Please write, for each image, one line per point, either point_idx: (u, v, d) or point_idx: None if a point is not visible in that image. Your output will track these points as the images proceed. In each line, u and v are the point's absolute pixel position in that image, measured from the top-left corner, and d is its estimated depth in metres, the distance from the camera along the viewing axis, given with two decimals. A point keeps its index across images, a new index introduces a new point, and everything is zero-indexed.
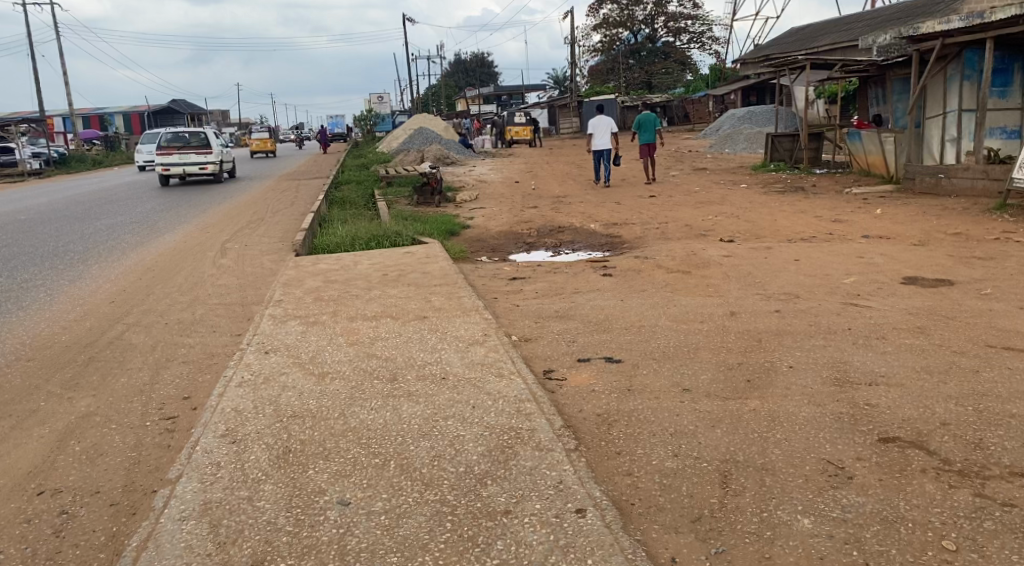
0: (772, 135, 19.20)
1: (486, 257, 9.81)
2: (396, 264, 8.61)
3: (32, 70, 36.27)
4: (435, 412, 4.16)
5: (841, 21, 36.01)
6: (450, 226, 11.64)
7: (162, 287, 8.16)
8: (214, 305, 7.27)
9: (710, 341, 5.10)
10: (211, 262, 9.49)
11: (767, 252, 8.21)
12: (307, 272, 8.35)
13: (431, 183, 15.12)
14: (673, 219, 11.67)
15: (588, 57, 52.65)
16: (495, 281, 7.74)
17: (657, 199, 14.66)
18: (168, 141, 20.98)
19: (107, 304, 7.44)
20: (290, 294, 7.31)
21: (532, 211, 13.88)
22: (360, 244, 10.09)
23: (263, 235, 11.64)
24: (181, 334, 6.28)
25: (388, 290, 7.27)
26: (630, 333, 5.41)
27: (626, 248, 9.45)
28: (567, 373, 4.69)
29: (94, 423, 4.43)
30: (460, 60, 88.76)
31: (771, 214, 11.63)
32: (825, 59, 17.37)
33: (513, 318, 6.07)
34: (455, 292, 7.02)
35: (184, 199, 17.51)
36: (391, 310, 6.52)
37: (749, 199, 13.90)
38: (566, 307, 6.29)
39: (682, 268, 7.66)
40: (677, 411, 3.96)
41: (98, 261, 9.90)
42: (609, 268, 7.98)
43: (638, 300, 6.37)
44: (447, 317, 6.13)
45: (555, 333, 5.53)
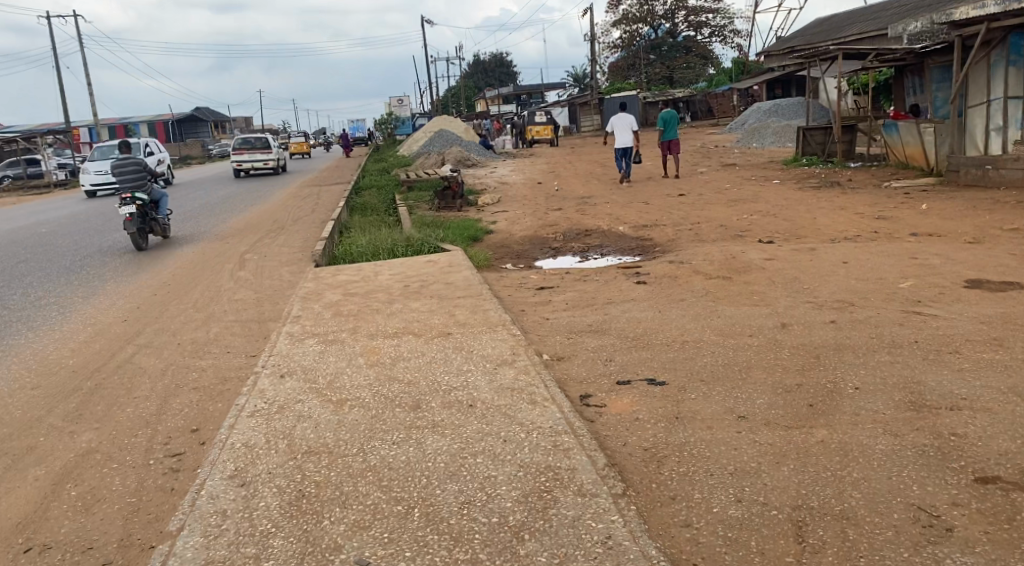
0: (803, 128, 18.61)
1: (511, 263, 9.40)
2: (420, 274, 8.24)
3: (57, 82, 36.77)
4: (463, 447, 3.74)
5: (868, 10, 35.14)
6: (474, 231, 11.25)
7: (177, 302, 7.85)
8: (230, 322, 6.92)
9: (762, 358, 4.65)
10: (228, 275, 9.17)
11: (812, 255, 7.73)
12: (326, 284, 8.00)
13: (453, 187, 14.79)
14: (706, 219, 11.20)
15: (608, 54, 52.10)
16: (522, 291, 7.35)
17: (686, 197, 14.18)
18: (238, 144, 26.61)
19: (120, 323, 7.15)
20: (309, 309, 6.95)
21: (557, 213, 13.46)
22: (381, 252, 9.76)
23: (282, 245, 11.33)
24: (193, 355, 5.93)
25: (410, 304, 6.89)
26: (672, 349, 4.98)
27: (658, 252, 9.01)
28: (606, 398, 4.26)
29: (93, 462, 4.09)
30: (479, 61, 88.53)
31: (809, 212, 11.11)
32: (858, 49, 16.79)
33: (544, 334, 5.67)
34: (481, 304, 6.64)
35: (206, 207, 17.37)
36: (414, 326, 6.13)
37: (783, 196, 13.37)
38: (599, 320, 5.88)
39: (720, 274, 7.20)
40: (735, 444, 3.54)
41: (113, 275, 9.63)
42: (643, 275, 7.54)
43: (677, 311, 5.93)
44: (474, 333, 5.75)
45: (590, 351, 5.11)
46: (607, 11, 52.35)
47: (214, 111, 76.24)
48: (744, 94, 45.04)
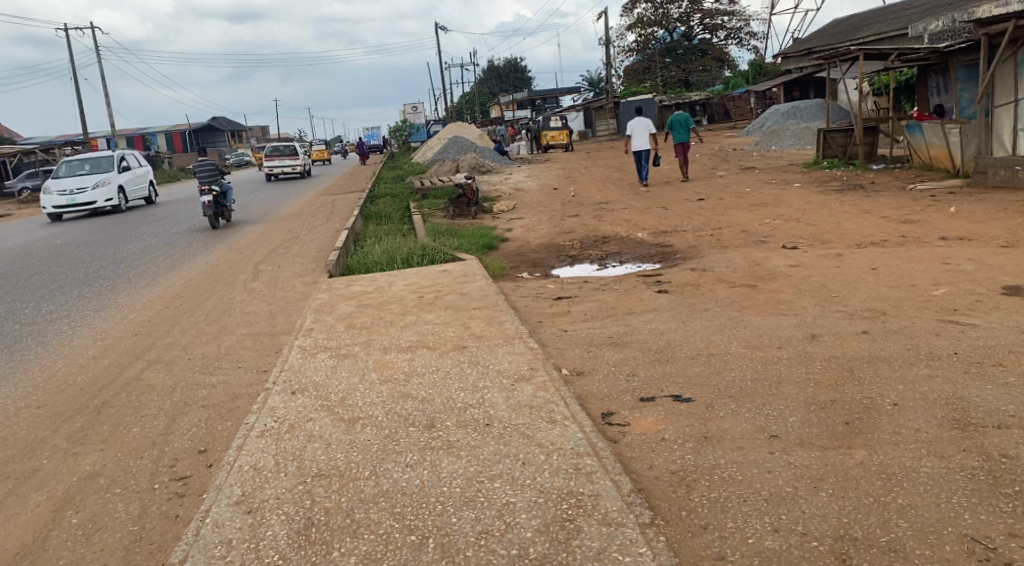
0: (823, 129, 18.33)
1: (527, 272, 9.23)
2: (435, 283, 8.08)
3: (76, 93, 37.10)
4: (479, 470, 3.56)
5: (887, 10, 34.74)
6: (489, 240, 11.08)
7: (189, 315, 7.73)
8: (241, 336, 6.78)
9: (793, 373, 4.45)
10: (241, 287, 9.06)
11: (838, 261, 7.50)
12: (340, 295, 7.86)
13: (468, 194, 14.61)
14: (726, 224, 10.97)
15: (622, 57, 51.85)
16: (540, 301, 7.17)
17: (705, 202, 13.95)
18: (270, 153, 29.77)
19: (131, 336, 7.04)
20: (322, 321, 6.80)
21: (574, 219, 13.29)
22: (396, 261, 9.62)
23: (296, 255, 11.22)
24: (203, 371, 5.79)
25: (424, 315, 6.72)
26: (698, 364, 4.77)
27: (678, 259, 8.80)
28: (629, 417, 4.06)
29: (97, 487, 3.96)
30: (494, 67, 88.51)
31: (832, 216, 10.86)
32: (878, 49, 16.52)
33: (562, 347, 5.48)
34: (497, 315, 6.46)
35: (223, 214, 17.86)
36: (428, 339, 5.96)
37: (804, 199, 13.11)
38: (620, 332, 5.69)
39: (744, 282, 6.99)
40: (768, 467, 3.34)
41: (126, 288, 9.55)
42: (664, 283, 7.35)
43: (701, 323, 5.72)
44: (490, 346, 5.58)
45: (611, 365, 4.91)
46: (622, 15, 52.17)
47: (230, 121, 76.68)
48: (761, 97, 44.63)
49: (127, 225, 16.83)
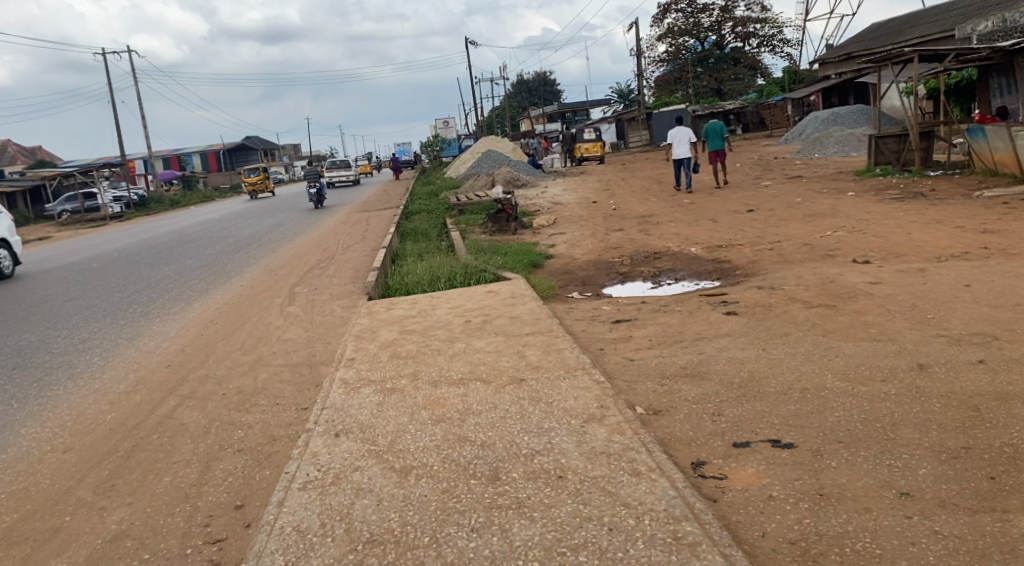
0: (875, 135, 17.62)
1: (578, 291, 8.71)
2: (482, 306, 7.60)
3: (113, 115, 37.36)
4: (558, 539, 3.06)
5: (930, 12, 33.67)
6: (533, 257, 10.56)
7: (225, 344, 7.32)
8: (279, 367, 6.33)
9: (909, 413, 3.88)
10: (278, 312, 8.64)
11: (923, 278, 6.90)
12: (382, 320, 7.40)
13: (507, 209, 14.11)
14: (785, 237, 10.36)
15: (653, 68, 51.11)
16: (596, 324, 6.63)
17: (756, 213, 13.32)
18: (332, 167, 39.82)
19: (164, 368, 6.63)
20: (364, 350, 6.34)
21: (618, 234, 12.74)
22: (439, 282, 9.14)
23: (333, 276, 10.78)
24: (239, 409, 5.33)
25: (474, 343, 6.22)
26: (792, 401, 4.21)
27: (739, 276, 8.23)
28: (724, 467, 3.54)
29: (123, 552, 3.52)
30: (522, 80, 88.29)
31: (899, 227, 10.20)
32: (935, 51, 15.79)
33: (631, 379, 4.93)
34: (553, 342, 5.94)
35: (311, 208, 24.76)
36: (481, 371, 5.46)
37: (863, 209, 12.44)
38: (695, 362, 5.14)
39: (821, 302, 6.41)
40: (910, 538, 2.86)
41: (159, 313, 9.17)
42: (731, 303, 6.79)
43: (785, 350, 5.15)
44: (550, 378, 5.07)
45: (692, 402, 4.37)
46: (652, 25, 51.48)
47: (264, 139, 77.17)
48: (798, 104, 43.67)
49: (162, 246, 16.58)
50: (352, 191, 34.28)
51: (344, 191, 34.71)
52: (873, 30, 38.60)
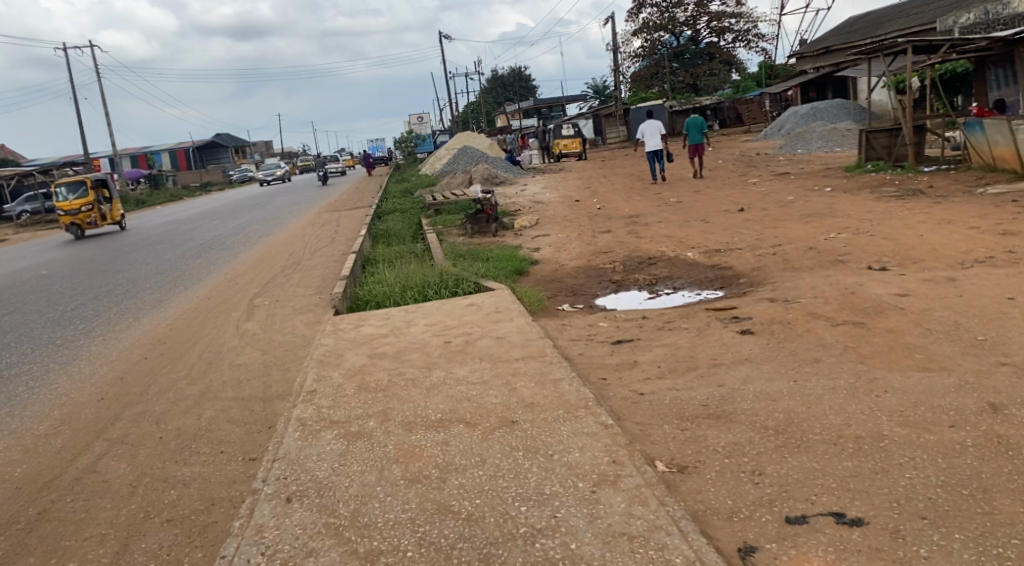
0: (866, 129, 17.03)
1: (568, 303, 7.93)
2: (462, 323, 6.77)
3: (76, 112, 36.00)
4: None
5: (910, 5, 33.18)
6: (517, 263, 9.75)
7: (169, 370, 6.45)
8: (228, 402, 5.48)
9: (1000, 476, 3.14)
10: (234, 329, 7.78)
11: (956, 288, 6.19)
12: (351, 340, 6.56)
13: (486, 210, 13.31)
14: (786, 239, 9.66)
15: (628, 63, 50.37)
16: (594, 346, 5.85)
17: (749, 213, 12.64)
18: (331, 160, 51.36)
19: (96, 402, 5.77)
20: (328, 380, 5.49)
21: (604, 236, 11.97)
22: (413, 292, 8.34)
23: (299, 286, 9.91)
24: (175, 459, 4.50)
25: (455, 372, 5.41)
26: (846, 456, 3.44)
27: (746, 285, 7.49)
28: (783, 559, 2.79)
29: None
30: (496, 77, 87.28)
31: (907, 228, 9.51)
32: (928, 41, 15.19)
33: (644, 422, 4.14)
34: (546, 371, 5.14)
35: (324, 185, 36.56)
36: (463, 408, 4.67)
37: (863, 208, 11.78)
38: (716, 397, 4.35)
39: (846, 318, 5.66)
40: None
41: (98, 332, 8.19)
42: (745, 319, 6.03)
43: (821, 382, 4.40)
44: (547, 420, 4.27)
45: (724, 455, 3.61)
46: (627, 20, 50.77)
47: (234, 137, 75.62)
48: (776, 99, 43.21)
49: (117, 251, 15.49)
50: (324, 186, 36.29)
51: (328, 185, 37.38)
52: (849, 24, 38.26)
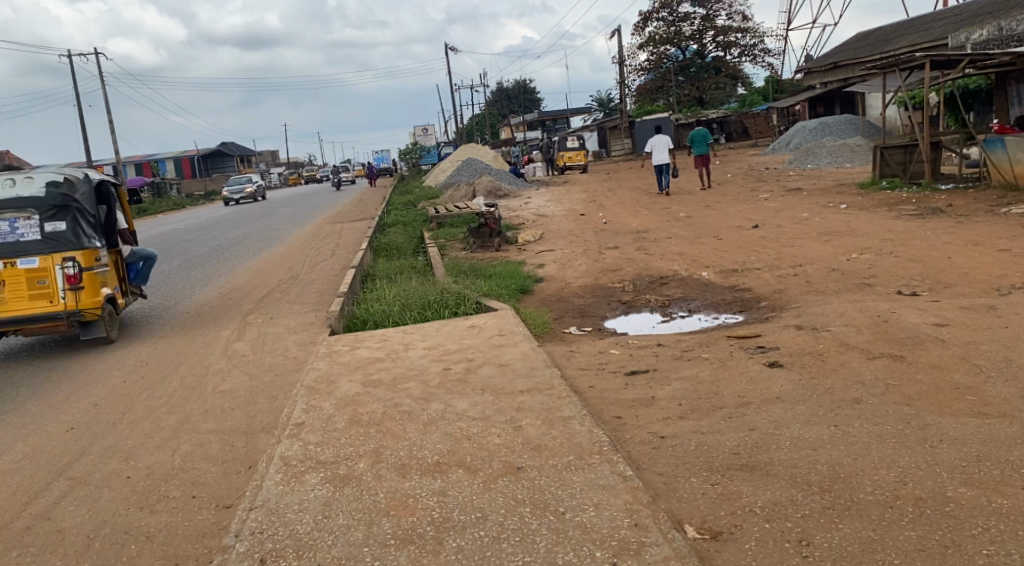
0: (880, 145, 16.57)
1: (576, 326, 7.45)
2: (462, 348, 6.29)
3: (79, 119, 35.61)
4: None
5: (920, 21, 32.80)
6: (522, 280, 9.29)
7: (149, 396, 6.00)
8: (208, 435, 5.02)
9: None
10: (221, 350, 7.31)
11: (999, 317, 5.72)
12: (344, 364, 6.08)
13: (490, 224, 12.85)
14: (804, 259, 9.20)
15: (633, 76, 50.01)
16: (606, 377, 5.38)
17: (762, 230, 12.19)
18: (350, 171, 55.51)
19: (65, 432, 5.31)
20: (317, 411, 5.02)
21: (612, 252, 11.51)
22: (411, 312, 7.87)
23: (294, 303, 9.45)
24: (140, 507, 4.06)
25: (456, 405, 4.93)
26: (908, 523, 2.98)
27: (767, 310, 7.03)
28: None
29: None
30: (501, 89, 87.05)
31: (932, 249, 9.02)
32: (946, 56, 14.74)
33: (668, 473, 3.67)
34: (555, 407, 4.66)
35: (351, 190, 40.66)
36: (464, 449, 4.19)
37: (882, 226, 11.32)
38: (747, 444, 3.88)
39: (883, 351, 5.18)
40: None
41: (77, 351, 7.71)
42: (770, 349, 5.56)
43: (865, 426, 3.92)
44: (558, 467, 3.80)
45: (763, 518, 3.16)
46: (633, 34, 50.50)
47: (239, 145, 75.34)
48: (783, 113, 42.87)
49: None
50: (328, 196, 35.87)
51: (332, 196, 37.04)
52: (858, 40, 37.80)
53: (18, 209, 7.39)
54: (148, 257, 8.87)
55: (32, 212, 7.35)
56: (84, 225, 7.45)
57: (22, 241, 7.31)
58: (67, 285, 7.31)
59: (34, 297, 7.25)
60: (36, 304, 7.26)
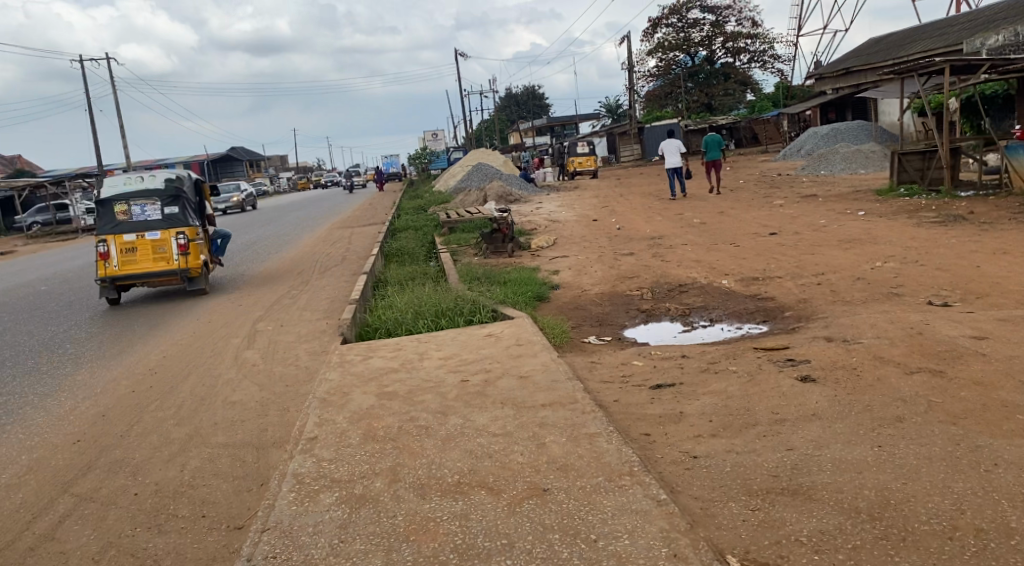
0: (898, 151, 16.30)
1: (595, 336, 7.23)
2: (480, 359, 6.08)
3: (90, 125, 35.64)
4: None
5: (933, 26, 32.49)
6: (537, 288, 9.08)
7: (157, 407, 5.83)
8: (218, 448, 4.84)
9: None
10: (231, 359, 7.13)
11: None
12: (358, 375, 5.88)
13: (502, 230, 12.65)
14: (827, 267, 8.96)
15: (643, 82, 49.74)
16: (631, 390, 5.17)
17: (779, 238, 11.95)
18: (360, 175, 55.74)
19: (70, 445, 5.13)
20: (331, 424, 4.83)
21: (628, 259, 11.29)
22: (426, 320, 7.67)
23: (305, 310, 9.27)
24: (146, 528, 3.88)
25: (475, 419, 4.73)
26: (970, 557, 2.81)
27: (793, 320, 6.80)
28: None
29: None
30: (510, 94, 86.90)
31: (959, 258, 8.76)
32: (966, 61, 14.48)
33: (705, 496, 3.47)
34: (579, 423, 4.45)
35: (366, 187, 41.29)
36: (485, 468, 3.99)
37: (905, 234, 11.05)
38: (786, 466, 3.67)
39: (922, 365, 4.95)
40: None
41: (85, 359, 7.56)
42: (801, 362, 5.34)
43: (912, 447, 3.71)
44: (586, 490, 3.60)
45: (811, 550, 2.97)
46: (642, 39, 50.27)
47: (248, 150, 75.38)
48: (794, 119, 42.53)
49: None
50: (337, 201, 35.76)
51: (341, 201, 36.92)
52: (870, 45, 37.48)
53: (146, 197, 10.62)
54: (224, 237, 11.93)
55: (157, 199, 10.60)
56: (190, 208, 10.66)
57: (148, 220, 10.50)
58: (179, 251, 10.42)
59: (155, 258, 10.40)
60: (157, 263, 10.40)
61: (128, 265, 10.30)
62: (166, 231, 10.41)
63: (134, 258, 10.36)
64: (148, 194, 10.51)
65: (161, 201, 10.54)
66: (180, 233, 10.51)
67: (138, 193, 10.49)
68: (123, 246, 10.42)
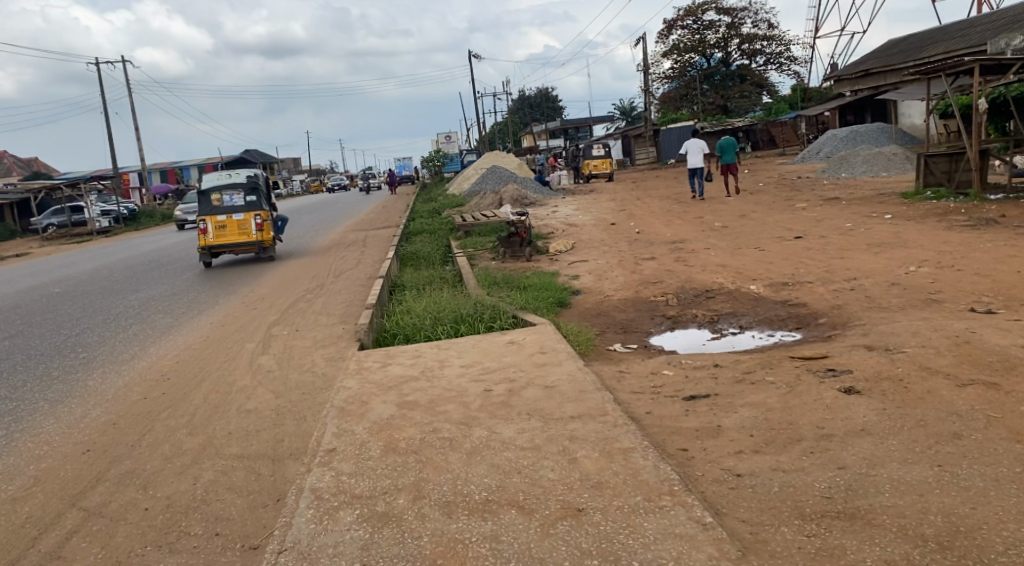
0: (923, 153, 15.97)
1: (620, 343, 6.98)
2: (503, 367, 5.84)
3: (106, 128, 35.66)
4: None
5: (955, 28, 32.05)
6: (558, 293, 8.84)
7: (169, 414, 5.63)
8: (232, 460, 4.63)
9: None
10: (245, 364, 6.93)
11: None
12: (376, 383, 5.65)
13: (520, 233, 12.44)
14: (858, 273, 8.67)
15: (658, 84, 49.46)
16: (663, 402, 4.91)
17: (804, 242, 11.66)
18: None
19: (79, 454, 4.94)
20: (350, 436, 4.60)
21: (649, 264, 11.03)
22: (445, 325, 7.45)
23: (320, 314, 9.06)
24: (157, 547, 3.67)
25: (501, 432, 4.49)
26: None
27: (828, 328, 6.53)
28: None
29: None
30: (523, 98, 86.72)
31: (996, 263, 8.46)
32: (996, 61, 14.14)
33: (757, 519, 3.24)
34: (612, 437, 4.21)
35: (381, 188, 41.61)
36: (515, 485, 3.75)
37: (935, 238, 10.74)
38: (840, 487, 3.42)
39: (973, 377, 4.68)
40: None
41: (97, 363, 7.39)
42: (842, 373, 5.07)
43: (976, 468, 3.46)
44: (626, 511, 3.35)
45: None
46: (658, 42, 49.99)
47: (262, 153, 75.49)
48: (811, 122, 42.10)
49: (136, 269, 14.81)
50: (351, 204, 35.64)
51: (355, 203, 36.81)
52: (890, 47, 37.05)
53: (233, 188, 13.74)
54: (286, 218, 15.00)
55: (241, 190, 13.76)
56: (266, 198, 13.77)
57: (235, 205, 13.67)
58: (256, 229, 13.58)
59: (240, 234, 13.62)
60: (240, 237, 13.59)
61: (220, 238, 13.57)
62: (247, 213, 13.56)
63: (224, 233, 13.58)
64: (235, 186, 13.62)
65: (243, 191, 13.67)
66: (257, 215, 13.67)
67: (227, 186, 13.60)
68: (216, 224, 13.64)
